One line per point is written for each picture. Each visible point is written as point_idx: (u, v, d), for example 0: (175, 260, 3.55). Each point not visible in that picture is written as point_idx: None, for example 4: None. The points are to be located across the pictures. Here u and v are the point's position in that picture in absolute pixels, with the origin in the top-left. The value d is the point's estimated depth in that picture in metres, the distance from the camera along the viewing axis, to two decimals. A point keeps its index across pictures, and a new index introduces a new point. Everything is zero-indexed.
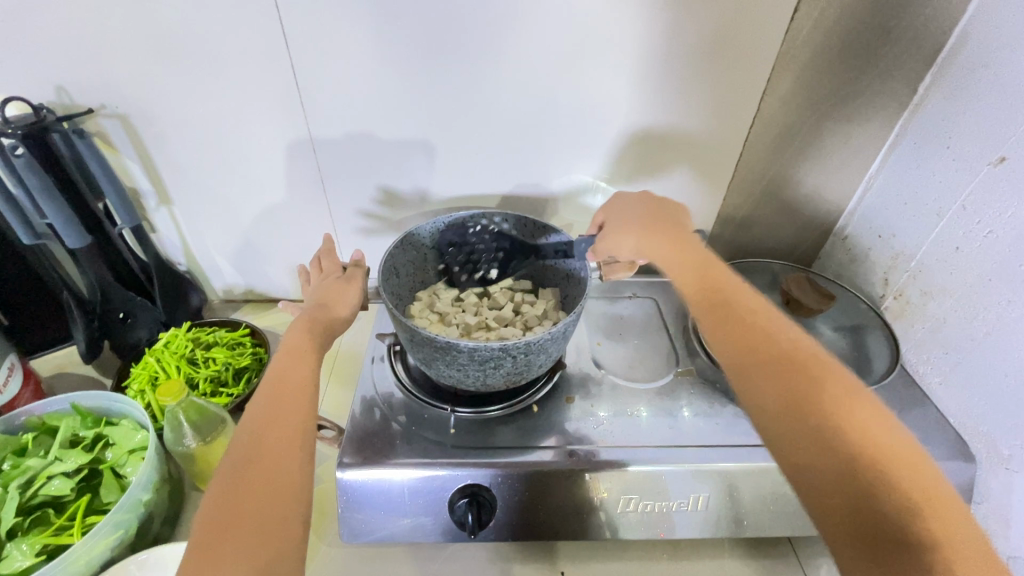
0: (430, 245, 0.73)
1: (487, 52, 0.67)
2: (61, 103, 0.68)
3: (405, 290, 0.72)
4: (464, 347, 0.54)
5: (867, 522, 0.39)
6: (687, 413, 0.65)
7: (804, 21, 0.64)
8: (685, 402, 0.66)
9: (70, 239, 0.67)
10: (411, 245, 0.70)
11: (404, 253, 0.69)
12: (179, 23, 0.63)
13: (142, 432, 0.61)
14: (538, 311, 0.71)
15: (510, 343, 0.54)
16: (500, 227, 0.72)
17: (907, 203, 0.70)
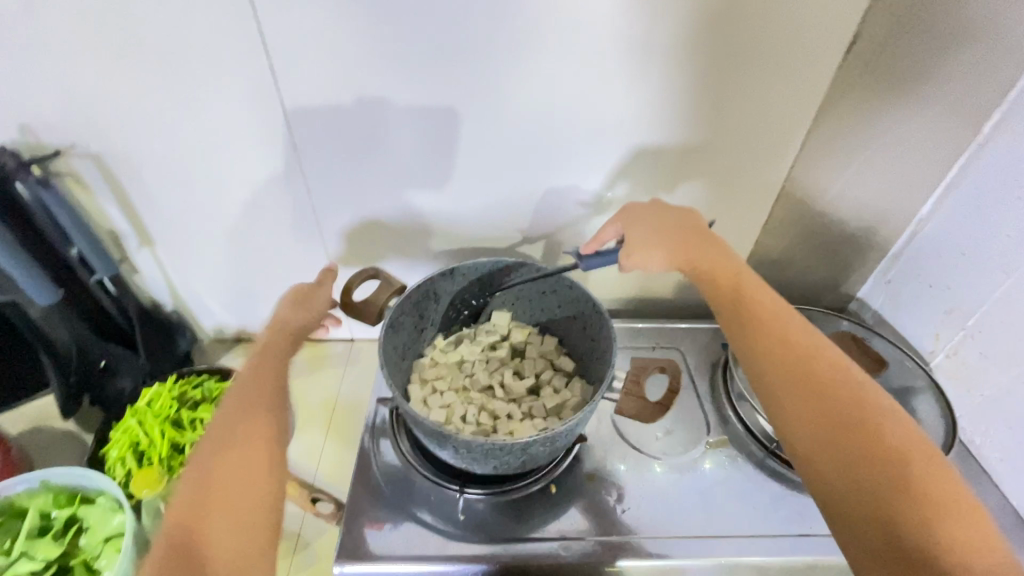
0: (479, 283, 0.68)
1: (499, 86, 0.59)
2: (26, 143, 0.62)
3: (440, 317, 0.70)
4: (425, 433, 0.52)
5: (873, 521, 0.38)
6: (708, 464, 0.62)
7: (856, 51, 0.58)
8: (705, 451, 0.63)
9: (41, 297, 0.62)
10: (463, 276, 0.66)
11: (449, 283, 0.66)
12: (153, 56, 0.56)
13: (120, 516, 0.55)
14: (550, 403, 0.65)
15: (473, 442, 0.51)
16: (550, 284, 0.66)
17: (965, 254, 0.64)
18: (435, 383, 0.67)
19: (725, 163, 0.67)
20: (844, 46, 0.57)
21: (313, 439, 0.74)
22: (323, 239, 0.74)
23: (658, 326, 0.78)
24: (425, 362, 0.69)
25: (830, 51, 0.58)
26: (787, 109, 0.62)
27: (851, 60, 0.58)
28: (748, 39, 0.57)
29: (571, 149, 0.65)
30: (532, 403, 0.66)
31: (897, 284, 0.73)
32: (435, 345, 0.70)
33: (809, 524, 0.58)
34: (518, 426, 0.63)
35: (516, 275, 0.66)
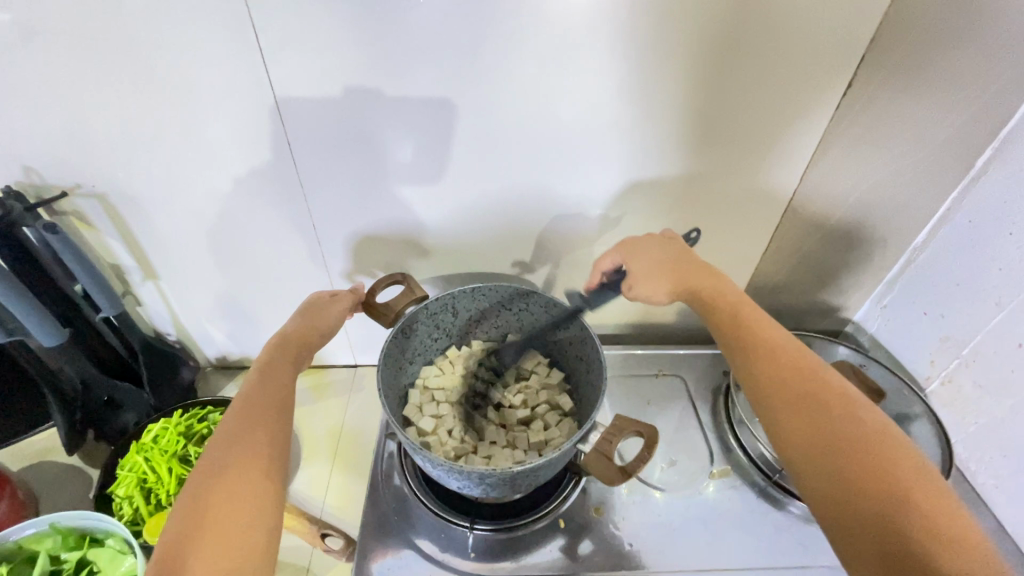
0: (500, 306, 0.68)
1: (502, 122, 0.61)
2: (31, 184, 0.62)
3: (460, 330, 0.71)
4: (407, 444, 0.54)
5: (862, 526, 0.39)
6: (712, 489, 0.64)
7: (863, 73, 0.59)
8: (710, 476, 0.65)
9: (47, 338, 0.62)
10: (483, 296, 0.66)
11: (471, 297, 0.67)
12: (159, 98, 0.56)
13: (130, 558, 0.55)
14: (540, 436, 0.65)
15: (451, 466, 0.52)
16: (556, 316, 0.65)
17: (959, 284, 0.65)
18: (434, 392, 0.69)
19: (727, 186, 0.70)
20: (849, 62, 0.58)
21: (319, 470, 0.74)
22: (328, 270, 0.75)
23: (661, 352, 0.79)
24: (434, 367, 0.70)
25: (834, 75, 0.59)
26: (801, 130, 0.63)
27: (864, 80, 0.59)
28: (752, 75, 0.59)
29: (574, 179, 0.68)
30: (519, 432, 0.67)
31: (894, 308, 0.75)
32: (447, 354, 0.71)
33: (812, 554, 0.59)
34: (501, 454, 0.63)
35: (533, 303, 0.66)
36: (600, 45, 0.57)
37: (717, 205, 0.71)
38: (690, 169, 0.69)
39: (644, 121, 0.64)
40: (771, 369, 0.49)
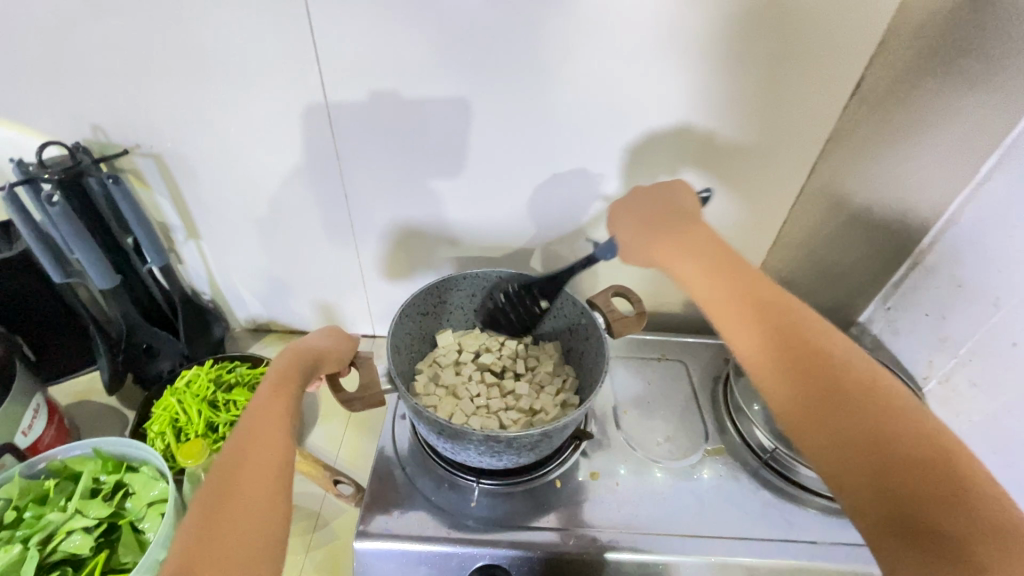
0: (418, 313, 0.67)
1: (528, 107, 0.66)
2: (97, 141, 0.68)
3: (404, 364, 0.66)
4: (504, 436, 0.51)
5: (888, 485, 0.36)
6: (707, 474, 0.66)
7: (872, 80, 0.64)
8: (705, 464, 0.67)
9: (98, 278, 0.67)
10: (407, 314, 0.65)
11: (399, 326, 0.64)
12: (216, 67, 0.62)
13: (161, 483, 0.59)
14: (546, 369, 0.69)
15: (494, 435, 0.51)
16: (491, 278, 0.68)
17: (961, 287, 0.66)
18: (459, 413, 0.63)
19: (736, 182, 0.74)
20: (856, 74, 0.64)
21: (334, 429, 0.79)
22: (356, 240, 0.80)
23: (665, 338, 0.82)
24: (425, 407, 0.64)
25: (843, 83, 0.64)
26: (808, 135, 0.69)
27: (871, 89, 0.65)
28: (772, 83, 0.65)
29: (593, 167, 0.72)
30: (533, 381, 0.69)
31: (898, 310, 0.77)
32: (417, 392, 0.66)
33: (797, 530, 0.61)
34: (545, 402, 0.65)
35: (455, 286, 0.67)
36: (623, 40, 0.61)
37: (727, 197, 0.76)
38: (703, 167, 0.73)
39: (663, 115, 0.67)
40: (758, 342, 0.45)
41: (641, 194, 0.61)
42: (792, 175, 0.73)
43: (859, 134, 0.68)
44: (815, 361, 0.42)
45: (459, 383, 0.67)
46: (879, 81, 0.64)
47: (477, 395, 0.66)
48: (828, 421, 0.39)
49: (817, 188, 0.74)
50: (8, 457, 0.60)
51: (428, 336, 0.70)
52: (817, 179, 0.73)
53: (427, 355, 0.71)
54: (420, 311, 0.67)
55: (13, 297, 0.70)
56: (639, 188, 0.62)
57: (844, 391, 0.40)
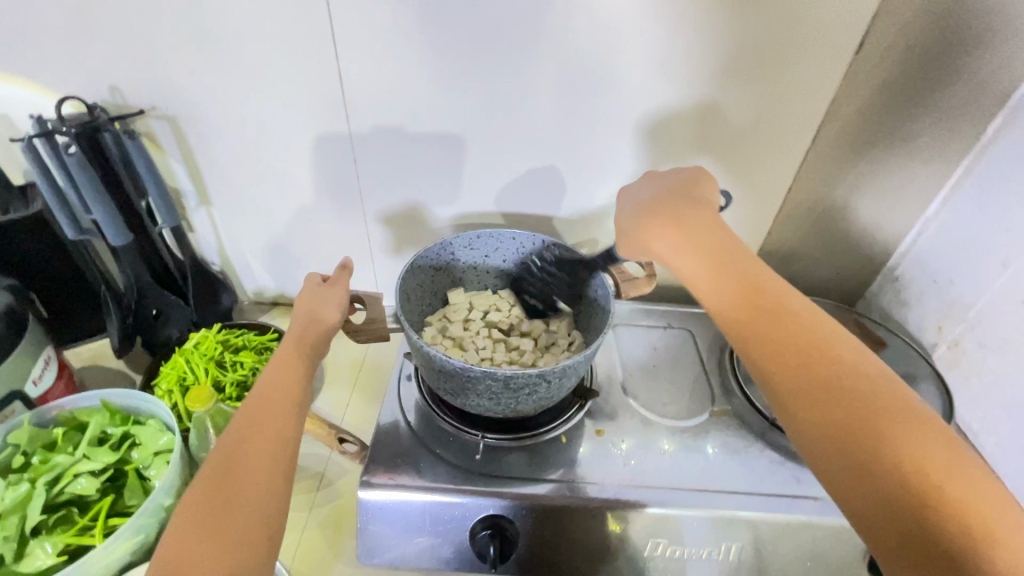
0: (432, 266, 0.70)
1: (535, 73, 0.66)
2: (114, 103, 0.70)
3: (413, 314, 0.68)
4: (500, 374, 0.53)
5: (895, 513, 0.34)
6: (711, 449, 0.64)
7: (864, 62, 0.63)
8: (709, 437, 0.65)
9: (111, 235, 0.69)
10: (420, 264, 0.67)
11: (413, 276, 0.67)
12: (230, 27, 0.63)
13: (168, 435, 0.59)
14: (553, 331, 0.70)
15: (492, 372, 0.53)
16: (503, 236, 0.70)
17: (968, 248, 0.67)
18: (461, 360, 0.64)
19: (739, 155, 0.72)
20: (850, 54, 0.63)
21: (340, 394, 0.79)
22: (363, 208, 0.81)
23: (671, 308, 0.82)
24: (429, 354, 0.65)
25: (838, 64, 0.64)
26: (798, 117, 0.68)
27: (862, 71, 0.64)
28: (775, 54, 0.63)
29: (599, 136, 0.72)
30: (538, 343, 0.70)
31: (906, 279, 0.76)
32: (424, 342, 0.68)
33: (805, 488, 0.60)
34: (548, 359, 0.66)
35: (467, 241, 0.70)
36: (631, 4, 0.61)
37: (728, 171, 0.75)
38: (709, 141, 0.72)
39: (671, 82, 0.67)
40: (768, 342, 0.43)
41: (658, 180, 0.61)
42: (782, 155, 0.72)
43: (854, 115, 0.67)
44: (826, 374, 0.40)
45: (465, 336, 0.68)
46: (879, 65, 0.63)
47: (483, 347, 0.67)
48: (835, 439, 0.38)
49: (810, 170, 0.73)
50: (16, 403, 0.60)
51: (439, 292, 0.73)
52: (809, 160, 0.72)
53: (439, 311, 0.73)
54: (433, 264, 0.70)
55: (28, 256, 0.71)
56: (647, 179, 0.61)
57: (854, 410, 0.38)
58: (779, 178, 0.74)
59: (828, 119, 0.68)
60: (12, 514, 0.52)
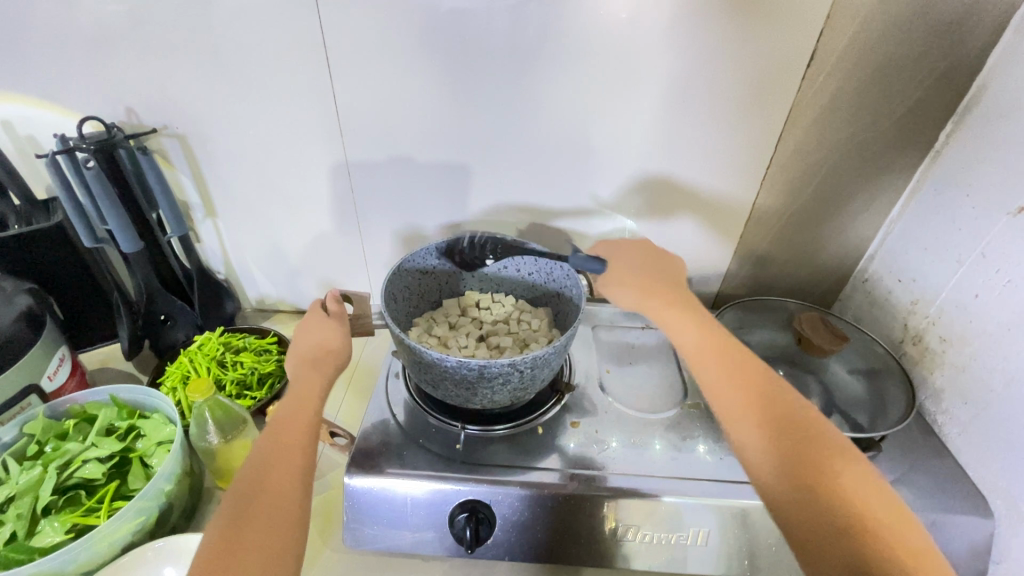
0: (420, 270, 0.75)
1: (516, 90, 0.71)
2: (130, 123, 0.76)
3: (401, 315, 0.73)
4: (473, 365, 0.57)
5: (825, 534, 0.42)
6: (702, 449, 0.66)
7: (818, 74, 0.67)
8: (700, 437, 0.68)
9: (124, 243, 0.75)
10: (407, 269, 0.72)
11: (400, 279, 0.72)
12: (235, 53, 0.70)
13: (171, 425, 0.64)
14: (532, 328, 0.74)
15: (467, 362, 0.56)
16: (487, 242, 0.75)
17: (927, 248, 0.71)
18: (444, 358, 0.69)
19: (710, 166, 0.77)
20: (805, 65, 0.67)
21: (334, 393, 0.83)
22: (359, 219, 0.86)
23: None
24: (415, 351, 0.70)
25: (795, 76, 0.68)
26: (760, 122, 0.72)
27: (818, 82, 0.68)
28: (739, 79, 0.69)
29: (579, 150, 0.76)
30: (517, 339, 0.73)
31: (875, 279, 0.80)
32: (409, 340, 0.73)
33: None
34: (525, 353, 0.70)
35: (452, 248, 0.75)
36: (603, 26, 0.66)
37: (702, 182, 0.78)
38: (681, 153, 0.76)
39: (646, 96, 0.71)
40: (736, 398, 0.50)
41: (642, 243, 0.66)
42: (750, 160, 0.76)
43: (816, 126, 0.71)
44: (784, 422, 0.48)
45: (448, 336, 0.73)
46: (832, 76, 0.67)
47: (465, 345, 0.71)
48: (783, 464, 0.46)
49: (777, 173, 0.76)
50: (33, 397, 0.64)
51: (427, 296, 0.78)
52: (776, 164, 0.75)
53: (427, 313, 0.78)
54: (419, 269, 0.75)
55: (49, 265, 0.77)
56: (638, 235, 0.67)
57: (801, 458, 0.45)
58: (748, 184, 0.78)
59: (790, 127, 0.72)
60: (26, 495, 0.57)
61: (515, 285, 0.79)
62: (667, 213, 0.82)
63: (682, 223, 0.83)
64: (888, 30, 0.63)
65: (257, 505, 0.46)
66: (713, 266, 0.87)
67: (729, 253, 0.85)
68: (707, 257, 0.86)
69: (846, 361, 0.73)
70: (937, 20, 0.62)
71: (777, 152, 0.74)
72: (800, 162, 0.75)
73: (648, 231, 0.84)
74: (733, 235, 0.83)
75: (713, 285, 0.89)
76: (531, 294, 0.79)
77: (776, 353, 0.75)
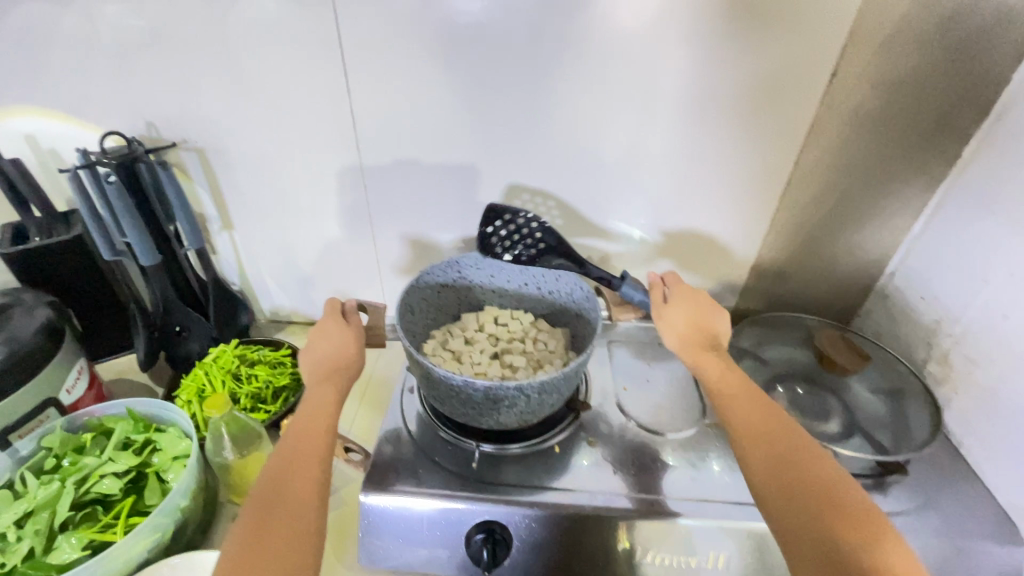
0: (440, 284, 0.75)
1: (533, 105, 0.71)
2: (150, 137, 0.77)
3: (417, 327, 0.73)
4: (479, 387, 0.56)
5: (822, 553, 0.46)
6: (716, 466, 0.65)
7: (839, 89, 0.67)
8: (714, 455, 0.67)
9: (142, 255, 0.75)
10: (426, 282, 0.72)
11: (418, 291, 0.72)
12: (255, 68, 0.70)
13: (187, 440, 0.64)
14: (547, 349, 0.73)
15: (474, 383, 0.56)
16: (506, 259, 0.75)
17: (951, 266, 0.70)
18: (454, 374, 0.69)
19: (729, 181, 0.76)
20: (826, 80, 0.66)
21: (347, 406, 0.83)
22: (374, 231, 0.86)
23: None
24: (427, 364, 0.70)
25: (816, 91, 0.67)
26: (779, 137, 0.71)
27: (840, 96, 0.67)
28: (759, 94, 0.68)
29: (595, 164, 0.76)
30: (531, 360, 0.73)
31: (896, 296, 0.79)
32: (424, 351, 0.72)
33: None
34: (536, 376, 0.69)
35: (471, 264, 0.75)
36: (622, 41, 0.66)
37: (720, 197, 0.78)
38: (699, 168, 0.75)
39: (664, 110, 0.71)
40: (754, 429, 0.55)
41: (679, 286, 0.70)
42: (769, 175, 0.75)
43: (835, 142, 0.71)
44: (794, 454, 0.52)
45: (463, 350, 0.73)
46: (855, 91, 0.67)
47: (478, 362, 0.71)
48: (788, 488, 0.50)
49: (797, 188, 0.75)
50: (51, 410, 0.65)
51: (446, 309, 0.78)
52: (795, 179, 0.75)
53: (445, 325, 0.78)
54: (439, 283, 0.75)
55: (68, 277, 0.78)
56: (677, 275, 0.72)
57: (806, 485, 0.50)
58: (767, 199, 0.77)
59: (810, 141, 0.71)
60: (44, 510, 0.57)
61: (536, 302, 0.79)
62: (684, 228, 0.81)
63: (699, 238, 0.82)
64: (912, 46, 0.63)
65: (279, 510, 0.47)
66: (730, 280, 0.86)
67: (745, 268, 0.84)
68: (724, 271, 0.85)
69: (868, 381, 0.72)
70: (960, 38, 0.62)
71: (797, 167, 0.74)
72: (820, 177, 0.74)
73: (665, 245, 0.83)
74: (750, 250, 0.82)
75: (729, 299, 0.88)
76: (549, 312, 0.79)
77: (796, 371, 0.74)
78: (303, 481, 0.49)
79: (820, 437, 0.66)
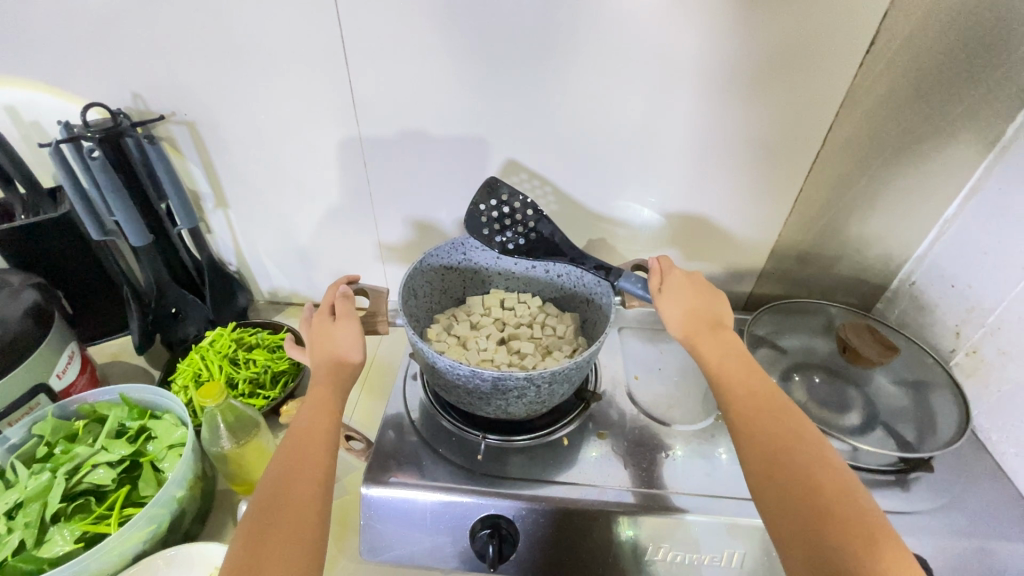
0: (443, 265, 0.71)
1: (543, 76, 0.66)
2: (137, 109, 0.72)
3: (421, 310, 0.70)
4: (487, 376, 0.53)
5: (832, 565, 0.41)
6: (724, 456, 0.63)
7: (876, 60, 0.61)
8: (724, 445, 0.64)
9: (132, 236, 0.72)
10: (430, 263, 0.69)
11: (422, 274, 0.69)
12: (244, 35, 0.65)
13: (182, 428, 0.61)
14: (557, 334, 0.70)
15: (481, 372, 0.53)
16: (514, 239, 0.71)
17: (987, 253, 0.66)
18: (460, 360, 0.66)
19: (750, 160, 0.71)
20: (863, 50, 0.61)
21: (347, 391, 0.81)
22: (374, 211, 0.82)
23: None
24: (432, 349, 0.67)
25: (851, 62, 0.62)
26: (807, 112, 0.66)
27: (876, 68, 0.62)
28: (787, 65, 0.63)
29: (608, 140, 0.71)
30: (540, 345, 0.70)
31: (923, 284, 0.75)
32: (428, 337, 0.69)
33: None
34: (546, 363, 0.66)
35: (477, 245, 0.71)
36: (641, 8, 0.60)
37: (740, 177, 0.73)
38: (719, 146, 0.70)
39: (683, 83, 0.65)
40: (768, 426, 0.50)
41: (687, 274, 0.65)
42: (794, 154, 0.70)
43: (866, 118, 0.66)
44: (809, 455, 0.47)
45: (469, 335, 0.70)
46: (894, 62, 0.61)
47: (484, 348, 0.68)
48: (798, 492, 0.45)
49: (823, 168, 0.70)
50: (42, 396, 0.63)
51: (450, 291, 0.75)
52: (822, 158, 0.70)
53: (450, 309, 0.75)
54: (443, 264, 0.71)
55: (56, 257, 0.75)
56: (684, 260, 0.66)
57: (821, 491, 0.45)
58: (790, 179, 0.72)
59: (840, 117, 0.66)
60: (35, 501, 0.55)
61: (543, 285, 0.75)
62: (701, 208, 0.77)
63: (716, 220, 0.78)
64: (959, 12, 0.57)
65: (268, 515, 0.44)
66: (746, 265, 0.82)
67: (764, 253, 0.80)
68: (741, 255, 0.81)
69: (892, 371, 0.69)
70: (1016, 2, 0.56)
71: (824, 146, 0.69)
72: (849, 156, 0.69)
73: (680, 227, 0.79)
74: (771, 233, 0.78)
75: (745, 284, 0.85)
76: (558, 297, 0.75)
77: (814, 360, 0.71)
78: (298, 485, 0.46)
79: (841, 429, 0.63)
